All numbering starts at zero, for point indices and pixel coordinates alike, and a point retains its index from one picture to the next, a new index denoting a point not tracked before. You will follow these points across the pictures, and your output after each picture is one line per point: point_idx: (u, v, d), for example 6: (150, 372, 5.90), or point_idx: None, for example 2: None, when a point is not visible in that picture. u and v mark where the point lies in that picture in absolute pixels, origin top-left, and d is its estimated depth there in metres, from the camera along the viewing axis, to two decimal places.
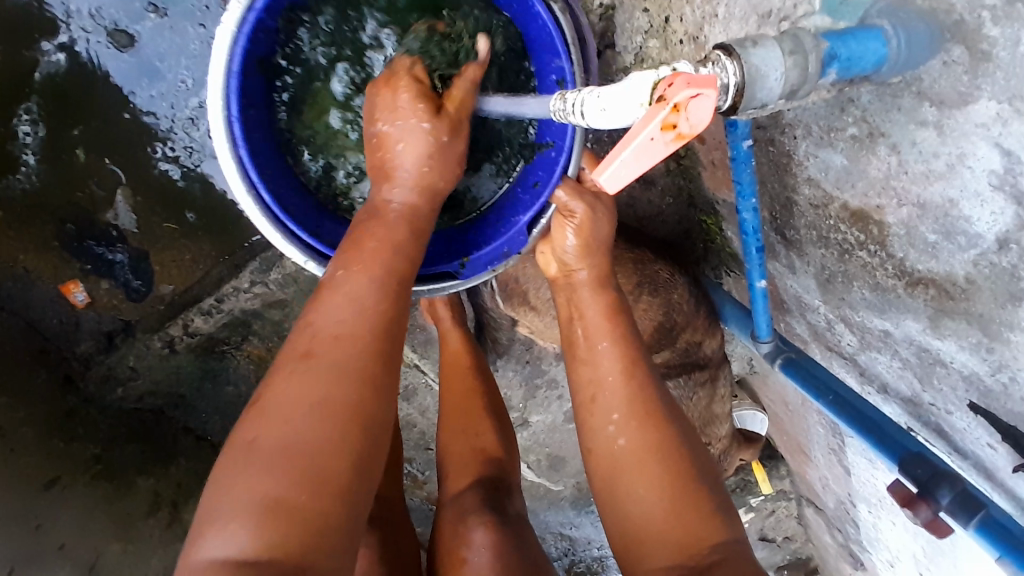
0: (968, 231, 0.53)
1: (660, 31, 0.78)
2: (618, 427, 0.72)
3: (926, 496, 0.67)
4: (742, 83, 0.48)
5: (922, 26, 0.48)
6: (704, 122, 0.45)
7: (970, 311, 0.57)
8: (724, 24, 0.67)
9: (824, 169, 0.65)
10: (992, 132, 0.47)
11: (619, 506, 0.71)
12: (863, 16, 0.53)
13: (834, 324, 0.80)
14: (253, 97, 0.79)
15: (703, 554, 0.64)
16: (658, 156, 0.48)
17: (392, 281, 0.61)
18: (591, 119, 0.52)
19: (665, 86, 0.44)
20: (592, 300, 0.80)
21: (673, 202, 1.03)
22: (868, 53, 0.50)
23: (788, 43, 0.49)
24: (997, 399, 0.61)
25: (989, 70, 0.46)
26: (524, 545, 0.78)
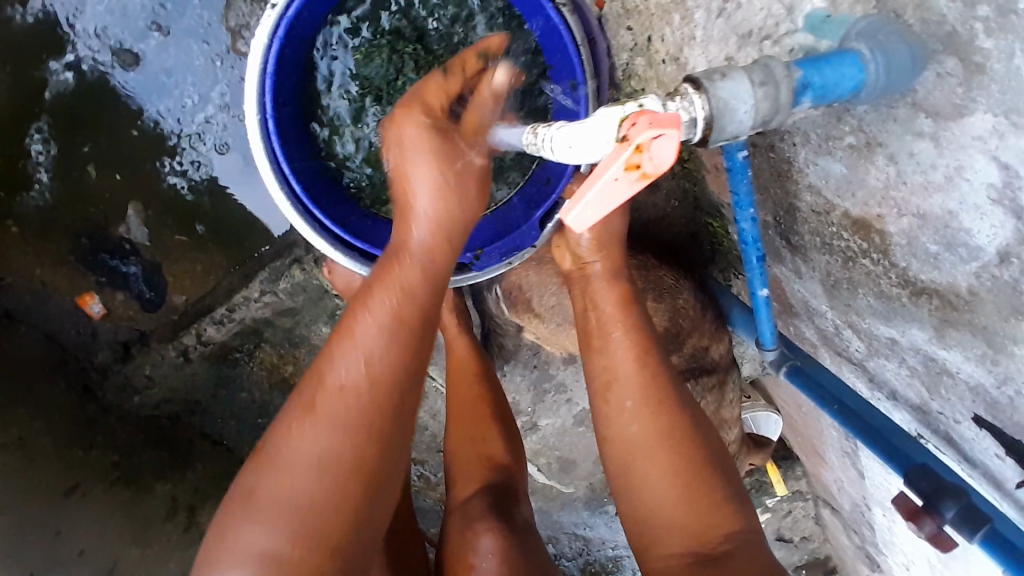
0: (969, 243, 0.52)
1: (644, 50, 0.76)
2: (630, 414, 0.72)
3: (930, 509, 0.65)
4: (710, 117, 0.49)
5: (905, 50, 0.47)
6: (667, 160, 0.44)
7: (974, 323, 0.56)
8: (701, 50, 0.67)
9: (825, 177, 0.64)
10: (989, 146, 0.46)
11: (631, 491, 0.71)
12: (844, 35, 0.52)
13: (842, 330, 0.79)
14: (286, 96, 0.83)
15: (716, 544, 0.65)
16: (627, 194, 0.48)
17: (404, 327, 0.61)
18: (561, 155, 0.53)
19: (628, 125, 0.45)
20: (605, 290, 0.79)
21: (679, 204, 1.01)
22: (844, 79, 0.49)
23: (758, 74, 0.49)
24: (1002, 411, 0.60)
25: (984, 83, 0.45)
26: (532, 551, 0.76)
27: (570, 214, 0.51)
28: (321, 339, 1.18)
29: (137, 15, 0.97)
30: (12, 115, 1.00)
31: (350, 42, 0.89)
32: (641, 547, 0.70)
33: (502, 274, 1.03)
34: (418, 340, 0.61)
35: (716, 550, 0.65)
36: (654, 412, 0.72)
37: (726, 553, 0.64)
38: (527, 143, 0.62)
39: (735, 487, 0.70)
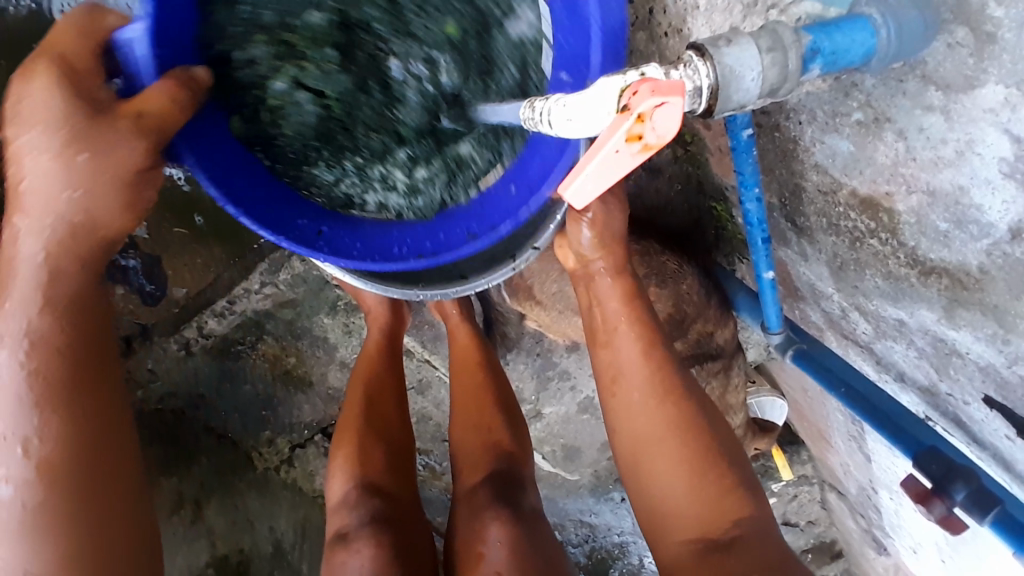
0: (980, 219, 0.50)
1: (646, 23, 0.73)
2: (639, 409, 0.70)
3: (940, 492, 0.63)
4: (716, 85, 0.47)
5: (914, 14, 0.46)
6: (671, 131, 0.43)
7: (985, 302, 0.55)
8: (705, 16, 0.64)
9: (831, 156, 0.63)
10: (1001, 118, 0.44)
11: (637, 477, 0.69)
12: (853, 3, 0.50)
13: (848, 313, 0.78)
14: (241, 181, 0.72)
15: (721, 531, 0.63)
16: (627, 166, 0.47)
17: (55, 347, 0.60)
18: (561, 128, 0.51)
19: (630, 94, 0.42)
20: (608, 288, 0.76)
21: (681, 188, 1.01)
22: (855, 45, 0.47)
23: (766, 40, 0.47)
24: (1013, 391, 0.59)
25: (996, 52, 0.43)
26: (541, 541, 0.69)
27: (570, 187, 0.49)
28: (322, 329, 1.24)
29: None
30: None
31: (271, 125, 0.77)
32: (651, 534, 0.68)
33: None
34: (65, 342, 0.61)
35: (724, 538, 0.62)
36: (658, 387, 0.70)
37: (733, 540, 0.62)
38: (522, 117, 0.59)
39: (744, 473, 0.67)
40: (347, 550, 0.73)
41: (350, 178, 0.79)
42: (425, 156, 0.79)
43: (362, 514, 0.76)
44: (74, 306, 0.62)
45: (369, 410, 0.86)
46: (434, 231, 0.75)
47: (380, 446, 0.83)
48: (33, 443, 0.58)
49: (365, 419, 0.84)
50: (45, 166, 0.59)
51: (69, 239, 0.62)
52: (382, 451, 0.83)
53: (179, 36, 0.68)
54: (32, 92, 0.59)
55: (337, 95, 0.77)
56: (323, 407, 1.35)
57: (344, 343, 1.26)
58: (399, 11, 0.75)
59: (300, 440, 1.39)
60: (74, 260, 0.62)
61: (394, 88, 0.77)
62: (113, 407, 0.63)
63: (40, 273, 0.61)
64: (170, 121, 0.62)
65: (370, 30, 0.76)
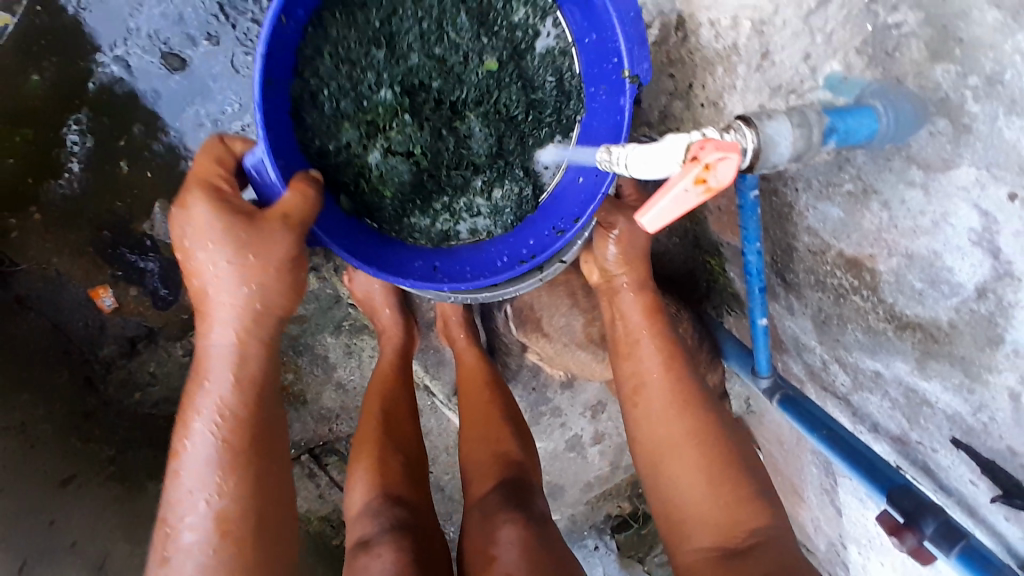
0: (951, 280, 0.59)
1: (684, 94, 0.80)
2: (657, 417, 0.77)
3: (911, 525, 0.69)
4: (758, 149, 0.56)
5: (908, 106, 0.54)
6: (729, 179, 0.50)
7: (953, 354, 0.63)
8: (741, 95, 0.71)
9: (823, 220, 0.72)
10: (972, 194, 0.53)
11: (658, 484, 0.75)
12: (859, 94, 0.58)
13: (829, 365, 0.86)
14: (365, 245, 0.81)
15: (740, 538, 0.68)
16: (688, 207, 0.53)
17: (240, 423, 0.69)
18: (634, 170, 0.58)
19: (697, 148, 0.50)
20: (631, 303, 0.85)
21: (680, 242, 1.10)
22: (862, 128, 0.55)
23: (796, 116, 0.56)
24: (977, 437, 0.66)
25: (971, 141, 0.51)
26: (554, 543, 0.74)
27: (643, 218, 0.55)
28: (324, 348, 1.28)
29: (190, 22, 1.02)
30: (55, 104, 1.03)
31: (367, 189, 0.83)
32: (675, 540, 0.73)
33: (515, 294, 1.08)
34: (253, 418, 0.70)
35: (743, 543, 0.67)
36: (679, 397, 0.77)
37: (748, 548, 0.66)
38: (596, 160, 0.68)
39: (764, 488, 0.72)
40: (368, 555, 0.75)
41: (442, 217, 0.87)
42: (498, 179, 0.87)
43: (382, 520, 0.79)
44: (255, 389, 0.70)
45: (389, 423, 0.90)
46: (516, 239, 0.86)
47: (399, 457, 0.87)
48: (221, 518, 0.66)
49: (383, 432, 0.89)
50: (224, 272, 0.67)
51: (254, 328, 0.70)
52: (401, 462, 0.87)
53: (286, 148, 0.76)
54: (194, 213, 0.67)
55: (423, 150, 0.83)
56: (312, 427, 1.37)
57: (344, 363, 1.29)
58: (449, 65, 0.81)
59: None
60: (258, 347, 0.71)
61: (458, 126, 0.84)
62: (279, 478, 0.71)
63: (230, 359, 0.69)
64: (308, 220, 0.71)
65: (431, 89, 0.81)
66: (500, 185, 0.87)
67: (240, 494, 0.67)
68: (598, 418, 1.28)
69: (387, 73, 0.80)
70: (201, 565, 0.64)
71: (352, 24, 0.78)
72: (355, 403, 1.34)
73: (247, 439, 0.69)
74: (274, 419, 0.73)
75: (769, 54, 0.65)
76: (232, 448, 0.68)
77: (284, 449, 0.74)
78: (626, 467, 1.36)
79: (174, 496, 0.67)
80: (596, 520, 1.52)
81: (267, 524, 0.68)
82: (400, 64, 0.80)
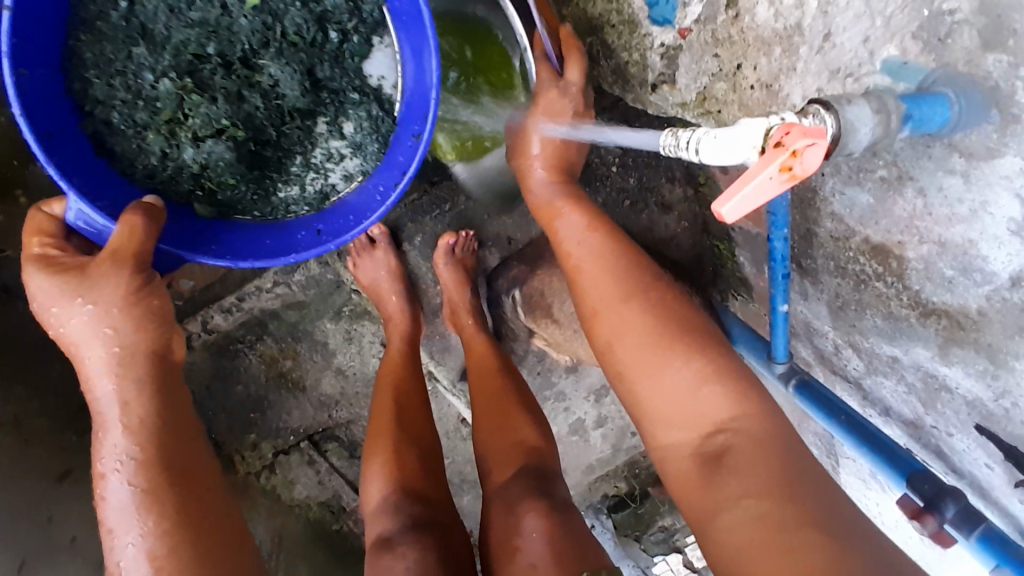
0: (984, 268, 0.59)
1: (730, 75, 0.78)
2: (617, 308, 0.78)
3: (931, 509, 0.69)
4: (838, 134, 0.53)
5: (977, 94, 0.52)
6: (815, 165, 0.49)
7: (979, 341, 0.64)
8: (800, 78, 0.69)
9: (849, 207, 0.72)
10: (1015, 184, 0.53)
11: (628, 388, 0.75)
12: (922, 81, 0.56)
13: (841, 350, 0.87)
14: (225, 240, 0.85)
15: (710, 436, 0.68)
16: (767, 198, 0.51)
17: (138, 459, 0.72)
18: (705, 155, 0.57)
19: (783, 133, 0.48)
20: (569, 226, 0.86)
21: (689, 226, 1.08)
22: (934, 117, 0.53)
23: (875, 102, 0.54)
24: (997, 422, 0.67)
25: (1018, 131, 0.51)
26: (582, 534, 0.73)
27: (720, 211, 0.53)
28: (323, 335, 1.25)
29: None
30: None
31: (213, 185, 0.85)
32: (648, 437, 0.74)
33: (524, 279, 1.06)
34: (146, 450, 0.73)
35: (716, 445, 0.67)
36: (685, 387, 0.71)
37: (719, 450, 0.66)
38: (661, 145, 0.65)
39: (728, 371, 0.71)
40: (392, 555, 0.75)
41: (308, 177, 0.91)
42: (339, 113, 0.90)
43: (401, 519, 0.78)
44: (145, 423, 0.73)
45: (401, 416, 0.89)
46: (391, 163, 0.87)
47: (411, 448, 0.86)
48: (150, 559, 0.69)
49: (397, 424, 0.87)
50: (80, 326, 0.71)
51: (128, 365, 0.73)
52: (413, 452, 0.86)
53: (111, 188, 0.79)
54: (37, 290, 0.72)
55: (230, 121, 0.83)
56: (312, 414, 1.34)
57: (343, 349, 1.27)
58: (214, 25, 0.82)
59: (284, 447, 1.36)
60: (136, 384, 0.73)
61: (260, 80, 0.85)
62: (198, 503, 0.74)
63: (115, 403, 0.72)
64: (140, 249, 0.73)
65: (211, 56, 0.82)
66: (341, 127, 0.91)
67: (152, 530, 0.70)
68: (602, 401, 1.28)
69: (156, 68, 0.80)
70: None
71: (100, 38, 0.79)
72: (354, 389, 1.32)
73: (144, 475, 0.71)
74: (179, 449, 0.75)
75: (831, 36, 0.63)
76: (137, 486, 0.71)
77: (207, 475, 0.77)
78: (627, 450, 1.37)
79: (109, 554, 0.71)
80: (593, 501, 1.53)
81: (187, 545, 0.71)
82: (177, 57, 0.81)
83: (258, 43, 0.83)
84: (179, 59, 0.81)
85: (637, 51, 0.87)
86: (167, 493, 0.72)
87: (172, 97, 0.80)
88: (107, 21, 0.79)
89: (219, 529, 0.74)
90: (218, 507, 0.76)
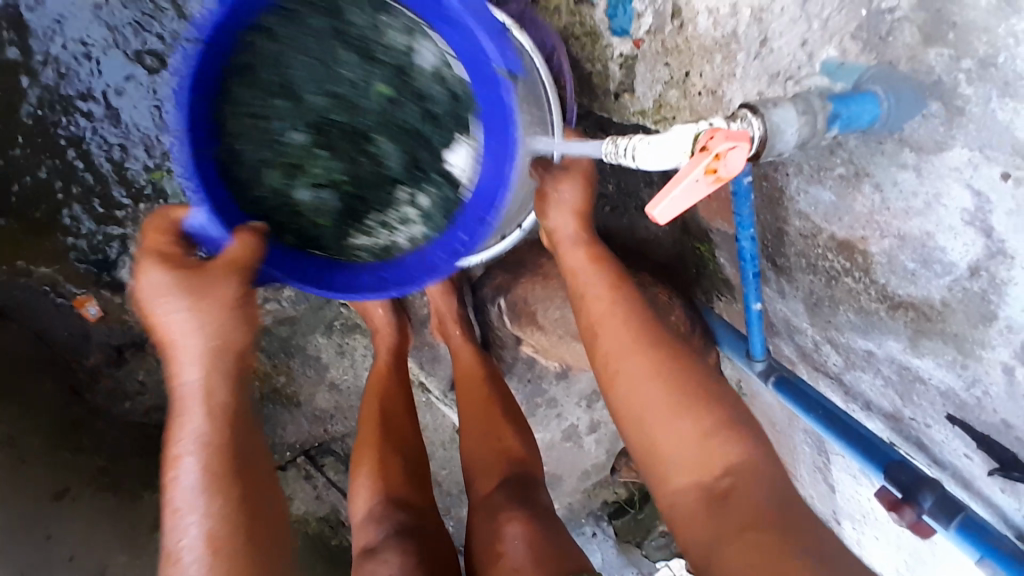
0: (943, 259, 0.60)
1: (680, 83, 0.79)
2: (626, 356, 0.77)
3: (909, 501, 0.71)
4: (764, 137, 0.55)
5: (909, 90, 0.54)
6: (738, 168, 0.51)
7: (946, 331, 0.64)
8: (740, 83, 0.71)
9: (814, 204, 0.73)
10: (964, 175, 0.54)
11: (639, 437, 0.74)
12: (859, 79, 0.58)
13: (821, 346, 0.87)
14: (314, 268, 0.90)
15: (716, 477, 0.68)
16: (697, 198, 0.54)
17: (210, 447, 0.69)
18: (642, 162, 0.58)
19: (707, 138, 0.51)
20: (575, 256, 0.85)
21: (670, 230, 1.10)
22: (865, 113, 0.55)
23: (801, 104, 0.56)
24: (971, 411, 0.68)
25: (963, 123, 0.52)
26: (562, 536, 0.74)
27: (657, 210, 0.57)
28: (316, 349, 1.26)
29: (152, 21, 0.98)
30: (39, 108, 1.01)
31: (313, 220, 0.95)
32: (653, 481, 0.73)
33: (508, 288, 1.08)
34: (233, 443, 0.70)
35: (720, 486, 0.67)
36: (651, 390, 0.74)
37: (726, 490, 0.66)
38: (604, 153, 0.67)
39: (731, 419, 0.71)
40: (375, 560, 0.76)
41: (379, 232, 0.95)
42: (420, 186, 0.93)
43: (386, 527, 0.79)
44: (227, 417, 0.71)
45: (388, 427, 0.90)
46: (454, 232, 0.85)
47: (401, 460, 0.87)
48: (207, 546, 0.65)
49: (383, 433, 0.89)
50: (183, 318, 0.70)
51: (222, 364, 0.72)
52: (403, 464, 0.87)
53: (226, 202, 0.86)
54: (149, 277, 0.72)
55: (344, 176, 0.94)
56: (307, 428, 1.36)
57: (335, 363, 1.28)
58: (348, 100, 0.91)
59: (281, 462, 1.37)
60: (225, 378, 0.72)
61: (371, 149, 0.93)
62: (259, 505, 0.70)
63: (200, 396, 0.70)
64: (252, 262, 0.78)
65: (338, 123, 0.92)
66: (417, 196, 0.93)
67: (218, 520, 0.66)
68: (593, 406, 1.29)
69: (285, 125, 0.92)
70: None
71: (252, 85, 0.89)
72: (348, 402, 1.33)
73: (217, 464, 0.68)
74: (252, 450, 0.73)
75: (768, 41, 0.66)
76: (208, 471, 0.68)
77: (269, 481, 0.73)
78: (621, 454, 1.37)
79: (167, 535, 0.66)
80: (593, 507, 1.53)
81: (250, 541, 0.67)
82: (301, 118, 0.92)
83: (377, 120, 0.92)
84: (303, 118, 0.92)
85: (600, 61, 0.89)
86: (236, 487, 0.68)
87: (297, 147, 0.93)
88: (257, 72, 0.88)
89: (274, 533, 0.70)
90: (273, 515, 0.71)
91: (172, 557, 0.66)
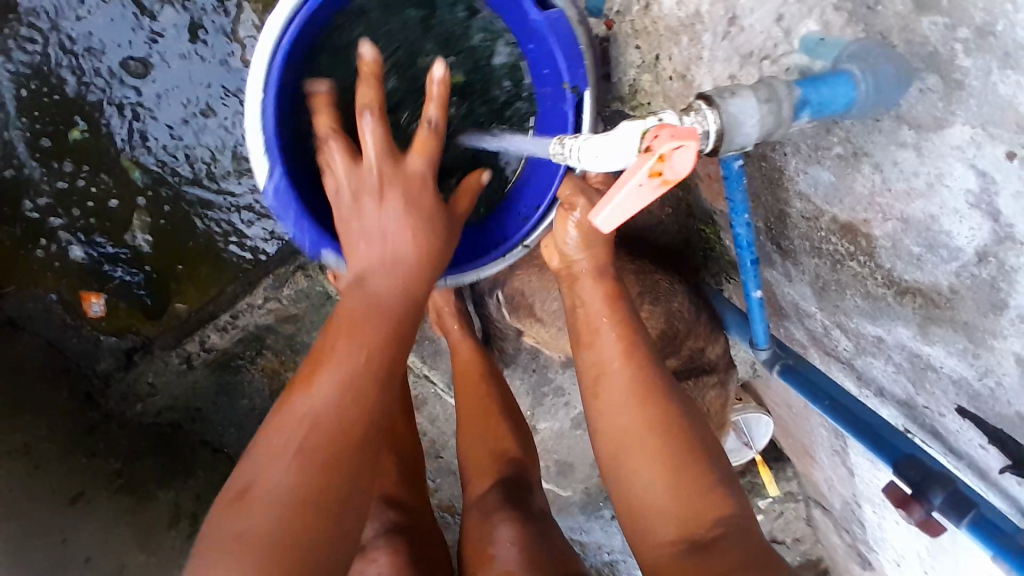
0: (950, 244, 0.56)
1: (651, 66, 0.80)
2: (620, 402, 0.72)
3: (921, 497, 0.69)
4: (721, 131, 0.54)
5: (889, 67, 0.50)
6: (686, 168, 0.51)
7: (956, 319, 0.60)
8: (709, 66, 0.70)
9: (814, 185, 0.68)
10: (967, 154, 0.49)
11: (618, 479, 0.71)
12: (838, 56, 0.55)
13: (831, 330, 0.83)
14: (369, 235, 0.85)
15: (707, 529, 0.65)
16: (644, 198, 0.56)
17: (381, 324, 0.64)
18: (584, 160, 0.61)
19: (651, 137, 0.51)
20: (590, 291, 0.79)
21: (671, 213, 1.05)
22: (838, 96, 0.53)
23: (763, 92, 0.54)
24: (985, 402, 0.63)
25: (963, 97, 0.47)
26: (549, 540, 0.75)
27: (603, 213, 0.60)
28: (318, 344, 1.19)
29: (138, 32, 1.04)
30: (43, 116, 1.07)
31: None
32: (635, 538, 0.69)
33: (504, 280, 1.06)
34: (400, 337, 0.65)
35: (707, 536, 0.64)
36: (636, 389, 0.72)
37: (714, 539, 0.64)
38: (552, 151, 0.70)
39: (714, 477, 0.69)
40: (363, 560, 0.76)
41: None
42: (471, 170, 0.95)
43: (375, 525, 0.79)
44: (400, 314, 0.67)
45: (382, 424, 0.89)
46: (499, 226, 0.91)
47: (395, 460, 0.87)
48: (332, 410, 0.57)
49: None
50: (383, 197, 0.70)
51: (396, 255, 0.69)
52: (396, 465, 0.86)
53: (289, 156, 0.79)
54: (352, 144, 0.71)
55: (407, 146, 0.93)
56: None
57: None
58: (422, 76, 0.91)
59: None
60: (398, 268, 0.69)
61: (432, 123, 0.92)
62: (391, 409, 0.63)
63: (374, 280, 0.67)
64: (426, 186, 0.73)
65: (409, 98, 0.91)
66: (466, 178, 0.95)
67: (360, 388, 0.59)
68: None
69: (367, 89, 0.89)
70: (304, 454, 0.55)
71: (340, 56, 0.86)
72: None
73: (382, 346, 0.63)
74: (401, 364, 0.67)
75: (737, 19, 0.64)
76: (367, 342, 0.62)
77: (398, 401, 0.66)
78: None
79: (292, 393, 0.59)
80: None
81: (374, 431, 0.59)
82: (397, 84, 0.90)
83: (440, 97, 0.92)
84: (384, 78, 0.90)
85: None
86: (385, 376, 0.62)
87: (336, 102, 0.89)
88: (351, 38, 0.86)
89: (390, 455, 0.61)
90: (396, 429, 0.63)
91: (295, 410, 0.58)
